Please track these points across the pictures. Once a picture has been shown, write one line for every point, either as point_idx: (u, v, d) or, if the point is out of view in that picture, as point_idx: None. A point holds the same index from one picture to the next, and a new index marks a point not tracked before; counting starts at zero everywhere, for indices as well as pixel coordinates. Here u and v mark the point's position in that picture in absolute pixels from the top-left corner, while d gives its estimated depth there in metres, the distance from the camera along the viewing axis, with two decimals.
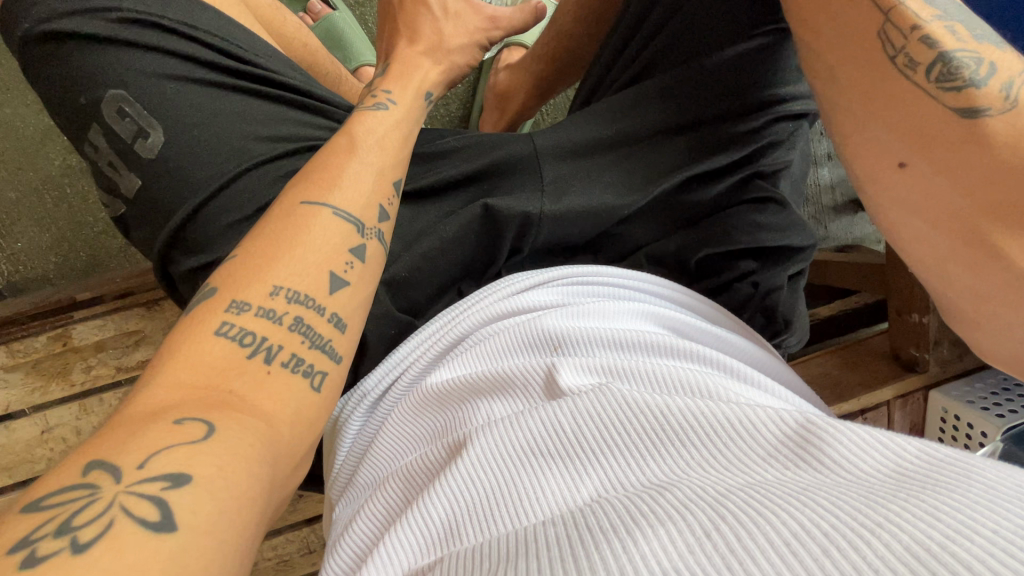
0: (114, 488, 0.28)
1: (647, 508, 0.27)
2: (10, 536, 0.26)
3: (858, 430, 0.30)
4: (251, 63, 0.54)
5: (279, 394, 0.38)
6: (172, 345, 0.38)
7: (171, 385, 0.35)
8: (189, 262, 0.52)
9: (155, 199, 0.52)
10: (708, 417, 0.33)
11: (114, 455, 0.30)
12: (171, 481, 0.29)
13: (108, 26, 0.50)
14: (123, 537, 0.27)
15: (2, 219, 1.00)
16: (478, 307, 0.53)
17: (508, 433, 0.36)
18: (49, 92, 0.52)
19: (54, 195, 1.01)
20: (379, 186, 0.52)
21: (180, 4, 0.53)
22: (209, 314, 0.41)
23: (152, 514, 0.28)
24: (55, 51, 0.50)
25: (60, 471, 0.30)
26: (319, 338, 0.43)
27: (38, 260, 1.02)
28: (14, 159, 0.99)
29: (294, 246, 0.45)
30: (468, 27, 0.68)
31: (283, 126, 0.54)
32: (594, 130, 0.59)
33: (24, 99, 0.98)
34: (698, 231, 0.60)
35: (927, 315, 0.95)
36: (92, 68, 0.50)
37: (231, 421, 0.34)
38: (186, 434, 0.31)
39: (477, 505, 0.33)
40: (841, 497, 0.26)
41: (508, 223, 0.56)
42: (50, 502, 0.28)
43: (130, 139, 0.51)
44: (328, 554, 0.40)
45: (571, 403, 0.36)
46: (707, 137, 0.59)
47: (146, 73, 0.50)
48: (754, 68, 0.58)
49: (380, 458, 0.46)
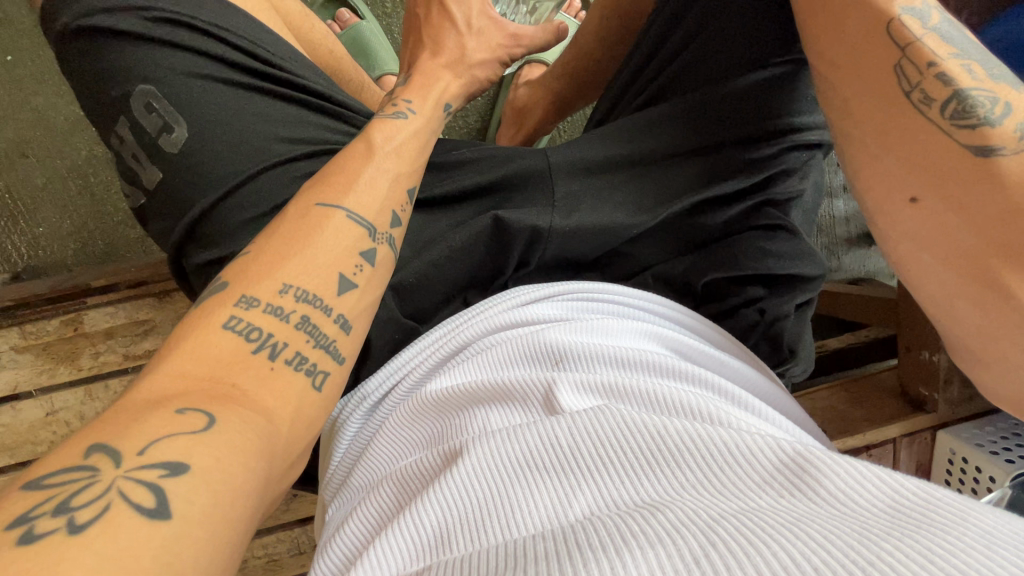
0: (113, 471, 0.29)
1: (638, 528, 0.27)
2: (9, 511, 0.27)
3: (855, 463, 0.30)
4: (277, 66, 0.55)
5: (280, 390, 0.39)
6: (180, 335, 0.39)
7: (174, 374, 0.36)
8: (202, 257, 0.53)
9: (174, 192, 0.53)
10: (706, 440, 0.32)
11: (114, 438, 0.30)
12: (169, 469, 0.30)
13: (142, 24, 0.51)
14: (118, 521, 0.27)
15: (28, 204, 1.03)
16: (482, 317, 0.53)
17: (506, 444, 0.36)
18: (81, 84, 0.54)
19: (79, 183, 1.04)
20: (392, 192, 0.53)
21: (213, 6, 0.55)
22: (219, 307, 0.41)
23: (149, 501, 0.28)
24: (90, 45, 0.52)
25: (60, 451, 0.30)
26: (323, 338, 0.43)
27: (57, 246, 1.04)
28: (44, 147, 1.02)
29: (307, 246, 0.46)
30: (491, 43, 0.69)
31: (303, 129, 0.55)
32: (608, 149, 0.60)
33: (57, 89, 1.01)
34: (705, 255, 0.60)
35: (938, 353, 0.94)
36: (124, 63, 0.51)
37: (232, 415, 0.34)
38: (186, 424, 0.32)
39: (469, 514, 0.33)
40: (835, 528, 0.25)
41: (518, 235, 0.57)
42: (49, 482, 0.28)
43: (154, 133, 0.52)
44: (318, 554, 0.40)
45: (569, 419, 0.36)
46: (721, 162, 0.59)
47: (175, 71, 0.52)
48: (771, 96, 0.58)
49: (372, 463, 0.46)
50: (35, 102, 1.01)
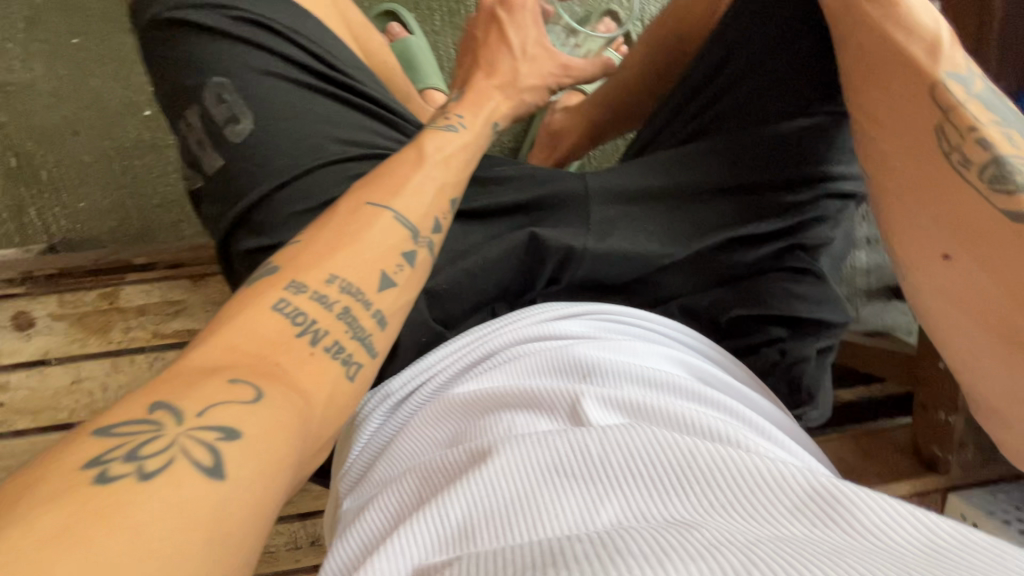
0: (176, 428, 0.32)
1: (675, 543, 0.27)
2: (84, 453, 0.29)
3: (889, 499, 0.31)
4: (342, 72, 0.59)
5: (319, 374, 0.40)
6: (232, 311, 0.42)
7: (226, 347, 0.38)
8: (250, 243, 0.56)
9: (230, 179, 0.56)
10: (739, 464, 0.33)
11: (176, 398, 0.33)
12: (223, 433, 0.32)
13: (226, 22, 0.55)
14: (180, 475, 0.30)
15: (73, 180, 1.08)
16: (512, 328, 0.54)
17: (538, 450, 0.37)
18: (160, 70, 0.57)
19: (123, 165, 1.09)
20: (438, 199, 0.56)
21: (291, 12, 0.58)
22: (269, 290, 0.43)
23: (207, 459, 0.31)
24: (175, 36, 0.55)
25: (126, 404, 0.33)
26: (362, 329, 0.45)
27: (96, 223, 1.09)
28: (97, 127, 1.07)
29: (354, 241, 0.49)
30: (542, 70, 0.72)
31: (358, 132, 0.58)
32: (647, 180, 0.62)
33: (117, 75, 1.07)
34: (733, 291, 0.61)
35: (954, 414, 0.93)
36: (203, 55, 0.55)
37: (279, 393, 0.36)
38: (239, 393, 0.34)
39: (500, 514, 0.33)
40: (872, 563, 0.26)
41: (552, 253, 0.59)
42: (117, 432, 0.31)
43: (222, 122, 0.55)
44: (340, 542, 0.41)
45: (602, 432, 0.37)
46: (756, 203, 0.60)
47: (249, 67, 0.55)
48: (810, 143, 0.60)
49: (394, 458, 0.47)
50: (91, 82, 1.06)
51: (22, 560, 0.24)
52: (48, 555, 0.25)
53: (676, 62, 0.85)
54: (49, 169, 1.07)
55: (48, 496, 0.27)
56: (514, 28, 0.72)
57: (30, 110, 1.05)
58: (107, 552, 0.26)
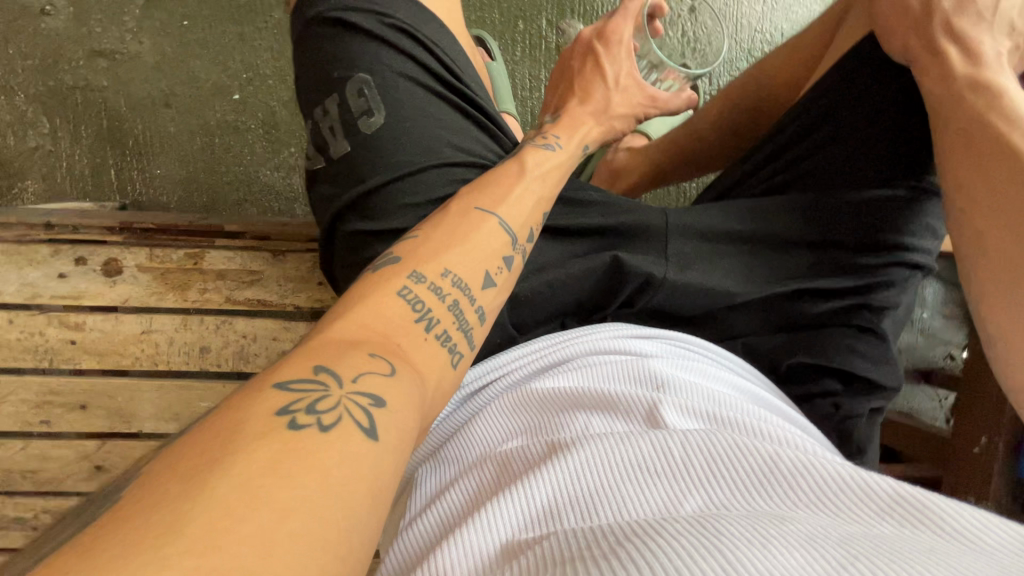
0: (339, 390, 0.39)
1: (777, 531, 0.31)
2: (275, 402, 0.37)
3: (967, 508, 0.34)
4: (464, 87, 0.65)
5: (431, 357, 0.48)
6: (363, 293, 0.49)
7: (358, 323, 0.46)
8: (358, 226, 0.63)
9: (353, 166, 0.63)
10: (821, 473, 0.37)
11: (334, 365, 0.41)
12: (373, 401, 0.39)
13: (379, 26, 0.61)
14: (349, 432, 0.37)
15: (155, 147, 1.21)
16: (585, 344, 0.60)
17: (628, 453, 0.41)
18: (309, 58, 0.63)
19: (204, 141, 1.22)
20: (533, 213, 0.63)
21: (433, 25, 0.64)
22: (396, 276, 0.51)
23: (364, 420, 0.38)
24: (332, 32, 0.62)
25: (294, 364, 0.40)
26: (466, 323, 0.52)
27: (166, 190, 1.22)
28: (187, 103, 1.21)
29: (463, 241, 0.56)
30: (632, 100, 0.76)
31: (469, 143, 0.65)
32: (725, 222, 0.66)
33: (215, 58, 1.20)
34: (795, 338, 0.64)
35: (983, 503, 0.93)
36: (352, 53, 0.61)
37: (405, 371, 0.44)
38: (381, 367, 0.42)
39: (602, 506, 0.38)
40: (961, 558, 0.30)
41: (632, 277, 0.64)
42: (293, 387, 0.38)
43: (357, 114, 0.62)
44: (438, 516, 0.45)
45: (688, 439, 0.41)
46: (824, 259, 0.65)
47: (391, 69, 0.61)
48: (889, 212, 0.64)
49: (477, 445, 0.52)
50: (193, 64, 1.20)
51: (251, 484, 0.32)
52: (267, 481, 0.32)
53: (753, 115, 0.90)
54: (137, 135, 1.21)
55: (256, 434, 0.34)
56: (610, 60, 0.76)
57: (134, 82, 1.20)
58: (306, 486, 0.33)
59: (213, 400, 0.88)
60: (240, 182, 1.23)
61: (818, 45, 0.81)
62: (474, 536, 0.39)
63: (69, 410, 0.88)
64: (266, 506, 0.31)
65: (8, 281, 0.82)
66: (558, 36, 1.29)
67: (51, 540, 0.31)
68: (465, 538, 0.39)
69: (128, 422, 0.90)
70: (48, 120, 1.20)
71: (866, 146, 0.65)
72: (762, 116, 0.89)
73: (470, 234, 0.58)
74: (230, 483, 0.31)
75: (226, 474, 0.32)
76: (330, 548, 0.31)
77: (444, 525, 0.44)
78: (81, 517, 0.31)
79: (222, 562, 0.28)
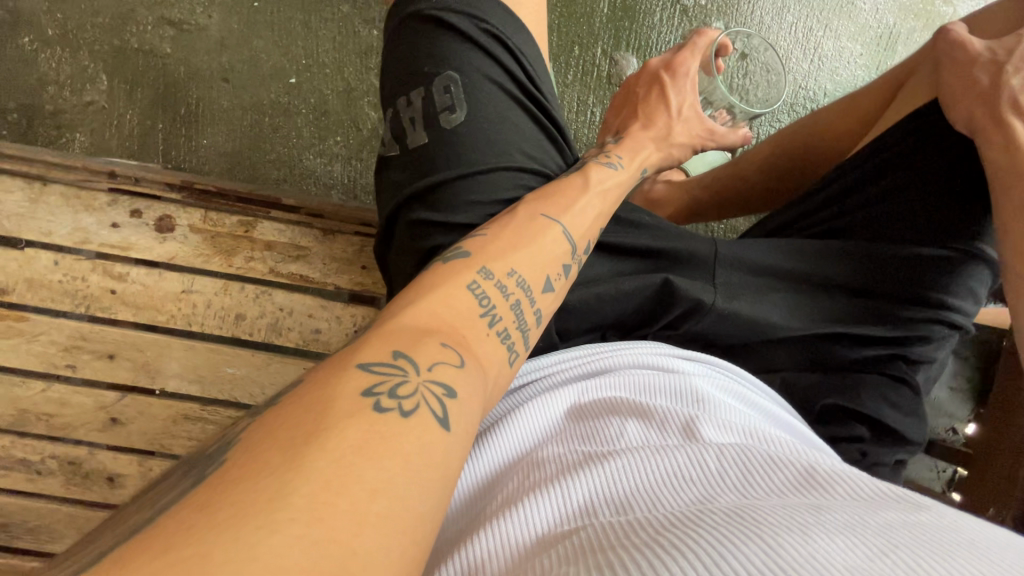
0: (416, 376, 0.41)
1: (824, 530, 0.35)
2: (359, 382, 0.40)
3: (989, 530, 0.38)
4: (540, 97, 0.68)
5: (493, 353, 0.50)
6: (433, 285, 0.51)
7: (429, 312, 0.48)
8: (423, 215, 0.65)
9: (427, 158, 0.65)
10: (856, 491, 0.41)
11: (411, 352, 0.43)
12: (446, 391, 0.42)
13: (475, 30, 0.64)
14: (425, 419, 0.40)
15: (206, 119, 1.24)
16: (628, 356, 0.63)
17: (677, 466, 0.45)
18: (401, 50, 0.66)
19: (253, 118, 1.24)
20: (593, 226, 0.65)
21: (521, 34, 0.67)
22: (464, 270, 0.53)
23: (438, 409, 0.41)
24: (428, 29, 0.65)
25: (374, 348, 0.43)
26: (524, 323, 0.54)
27: (210, 161, 1.24)
28: (244, 79, 1.24)
29: (530, 245, 0.59)
30: (692, 131, 0.79)
31: (538, 151, 0.68)
32: (772, 258, 0.68)
33: (279, 42, 1.24)
34: (830, 379, 0.65)
35: None
36: (445, 51, 0.64)
37: (472, 364, 0.46)
38: (452, 359, 0.45)
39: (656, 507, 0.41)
40: (989, 562, 0.33)
41: (682, 300, 0.65)
42: (375, 369, 0.41)
43: (439, 109, 0.64)
44: (492, 503, 0.49)
45: (732, 457, 0.45)
46: (869, 305, 0.67)
47: (479, 71, 0.64)
48: (936, 271, 0.68)
49: (525, 442, 0.55)
50: (256, 45, 1.24)
51: (344, 461, 0.35)
52: (356, 459, 0.35)
53: (806, 160, 0.92)
54: (191, 105, 1.23)
55: (345, 413, 0.37)
56: (675, 90, 0.79)
57: (196, 53, 1.23)
58: (389, 468, 0.36)
59: (239, 365, 0.91)
60: (282, 161, 1.25)
61: (879, 102, 0.84)
62: (539, 518, 0.43)
63: (95, 358, 0.89)
64: (356, 485, 0.34)
65: (64, 224, 0.86)
66: (610, 66, 1.30)
67: (166, 493, 0.34)
68: (532, 518, 0.44)
69: (152, 377, 0.91)
70: (107, 77, 1.22)
71: (916, 206, 0.71)
72: (816, 161, 0.91)
73: (534, 238, 0.60)
74: (326, 458, 0.34)
75: (322, 448, 0.35)
76: (407, 529, 0.34)
77: (501, 502, 0.47)
78: (191, 474, 0.36)
79: (321, 533, 0.31)
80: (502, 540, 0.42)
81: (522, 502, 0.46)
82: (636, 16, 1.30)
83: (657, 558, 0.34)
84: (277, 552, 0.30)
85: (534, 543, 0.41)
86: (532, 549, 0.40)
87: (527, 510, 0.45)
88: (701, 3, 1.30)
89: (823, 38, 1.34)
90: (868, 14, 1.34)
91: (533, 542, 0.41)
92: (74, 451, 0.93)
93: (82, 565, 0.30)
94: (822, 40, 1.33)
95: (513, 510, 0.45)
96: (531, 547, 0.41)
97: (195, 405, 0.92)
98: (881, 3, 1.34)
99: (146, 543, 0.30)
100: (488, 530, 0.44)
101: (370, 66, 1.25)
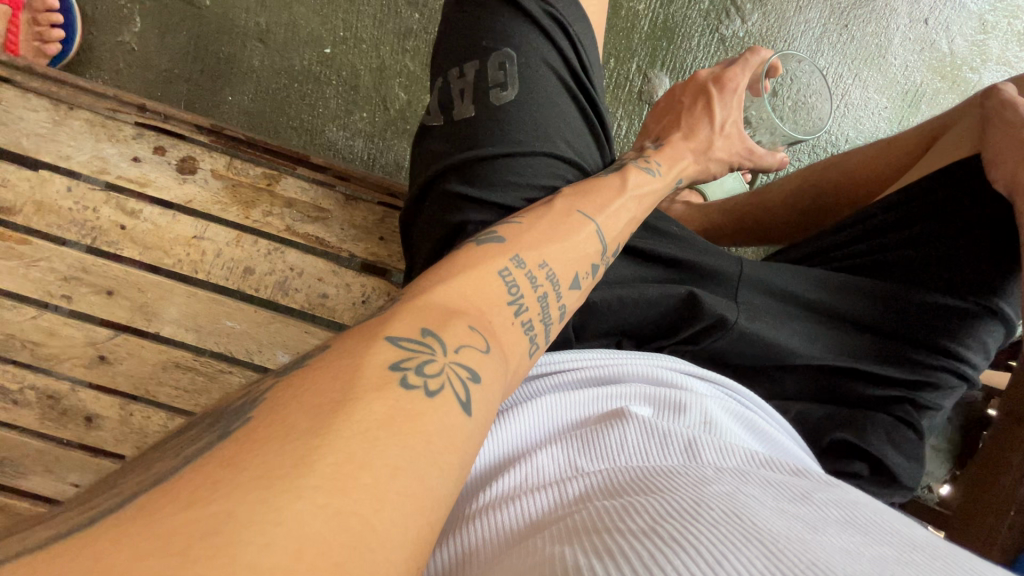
0: (443, 357, 0.40)
1: (822, 543, 0.33)
2: (387, 356, 0.38)
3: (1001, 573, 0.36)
4: (587, 91, 0.70)
5: (516, 342, 0.48)
6: (465, 266, 0.50)
7: (458, 292, 0.47)
8: (458, 188, 0.65)
9: (472, 132, 0.66)
10: (861, 516, 0.39)
11: (439, 332, 0.42)
12: (471, 377, 0.40)
13: (540, 13, 0.66)
14: (448, 401, 0.37)
15: (236, 76, 1.22)
16: (641, 365, 0.62)
17: (677, 471, 0.44)
18: (466, 25, 0.69)
19: (282, 82, 1.23)
20: (626, 228, 0.65)
21: (582, 25, 0.69)
22: (498, 256, 0.53)
23: (461, 392, 0.39)
24: (496, 9, 0.67)
25: (405, 323, 0.42)
26: (549, 316, 0.53)
27: (230, 116, 1.22)
28: (281, 43, 1.22)
29: (564, 239, 0.58)
30: (733, 149, 0.80)
31: (580, 144, 0.69)
32: (795, 285, 0.69)
33: (320, 10, 1.22)
34: (841, 415, 0.66)
35: None
36: (507, 32, 0.66)
37: (496, 349, 0.45)
38: (479, 343, 0.43)
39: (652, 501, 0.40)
40: None
41: (706, 315, 0.65)
42: (403, 344, 0.39)
43: (491, 85, 0.65)
44: (486, 490, 0.48)
45: (734, 474, 0.44)
46: (883, 346, 0.69)
47: (538, 54, 0.66)
48: (954, 322, 0.69)
49: (527, 436, 0.54)
50: (296, 9, 1.21)
51: (368, 434, 0.33)
52: (380, 434, 0.33)
53: (834, 194, 0.92)
54: (220, 59, 1.21)
55: (372, 386, 0.35)
56: (721, 105, 0.80)
57: (235, 9, 1.20)
58: (414, 447, 0.34)
59: (239, 321, 0.93)
60: (305, 130, 1.23)
61: (915, 151, 0.86)
62: (536, 507, 0.43)
63: (94, 293, 0.91)
64: (379, 460, 0.32)
65: (85, 151, 0.89)
66: (642, 82, 1.30)
67: (191, 445, 0.33)
68: (531, 508, 0.43)
69: (149, 320, 0.92)
70: (141, 20, 1.20)
71: (942, 257, 0.72)
72: (847, 197, 0.91)
73: (568, 233, 0.59)
74: (351, 430, 0.32)
75: (348, 419, 0.33)
76: (423, 511, 0.32)
77: (499, 492, 0.46)
78: (216, 428, 0.34)
79: (345, 505, 0.29)
80: (499, 527, 0.42)
81: (522, 494, 0.45)
82: (675, 38, 1.29)
83: (650, 548, 0.32)
84: (300, 520, 0.28)
85: (527, 527, 0.40)
86: (525, 535, 0.39)
87: (527, 502, 0.44)
88: (740, 34, 1.31)
89: (851, 85, 1.35)
90: (898, 69, 1.35)
91: (527, 526, 0.40)
92: (55, 385, 0.94)
93: (106, 509, 0.29)
94: (850, 87, 1.35)
95: (512, 501, 0.44)
96: (525, 533, 0.40)
97: (188, 354, 0.95)
98: (912, 60, 1.35)
99: (175, 493, 0.29)
100: (487, 518, 0.43)
101: (407, 48, 1.24)
